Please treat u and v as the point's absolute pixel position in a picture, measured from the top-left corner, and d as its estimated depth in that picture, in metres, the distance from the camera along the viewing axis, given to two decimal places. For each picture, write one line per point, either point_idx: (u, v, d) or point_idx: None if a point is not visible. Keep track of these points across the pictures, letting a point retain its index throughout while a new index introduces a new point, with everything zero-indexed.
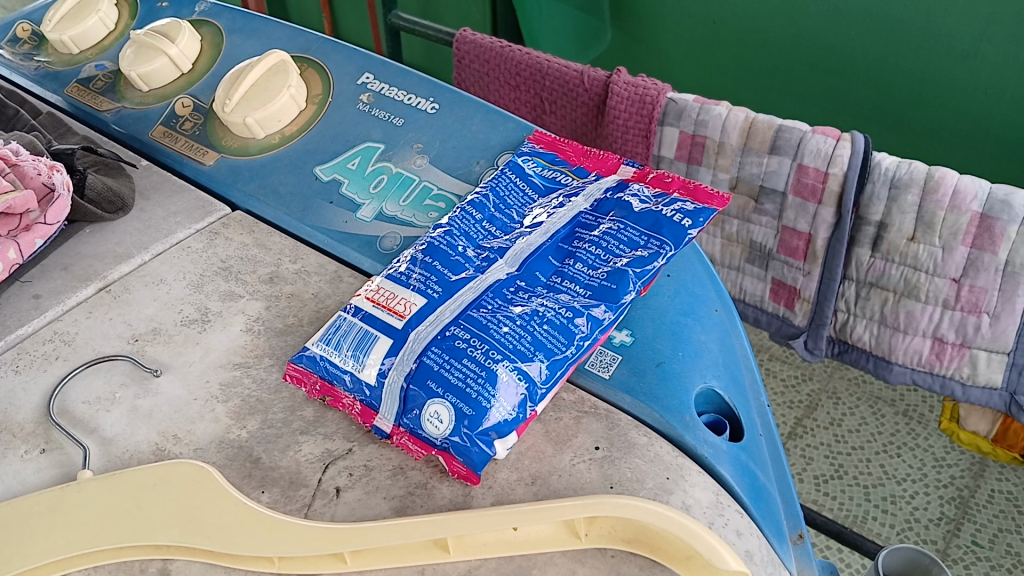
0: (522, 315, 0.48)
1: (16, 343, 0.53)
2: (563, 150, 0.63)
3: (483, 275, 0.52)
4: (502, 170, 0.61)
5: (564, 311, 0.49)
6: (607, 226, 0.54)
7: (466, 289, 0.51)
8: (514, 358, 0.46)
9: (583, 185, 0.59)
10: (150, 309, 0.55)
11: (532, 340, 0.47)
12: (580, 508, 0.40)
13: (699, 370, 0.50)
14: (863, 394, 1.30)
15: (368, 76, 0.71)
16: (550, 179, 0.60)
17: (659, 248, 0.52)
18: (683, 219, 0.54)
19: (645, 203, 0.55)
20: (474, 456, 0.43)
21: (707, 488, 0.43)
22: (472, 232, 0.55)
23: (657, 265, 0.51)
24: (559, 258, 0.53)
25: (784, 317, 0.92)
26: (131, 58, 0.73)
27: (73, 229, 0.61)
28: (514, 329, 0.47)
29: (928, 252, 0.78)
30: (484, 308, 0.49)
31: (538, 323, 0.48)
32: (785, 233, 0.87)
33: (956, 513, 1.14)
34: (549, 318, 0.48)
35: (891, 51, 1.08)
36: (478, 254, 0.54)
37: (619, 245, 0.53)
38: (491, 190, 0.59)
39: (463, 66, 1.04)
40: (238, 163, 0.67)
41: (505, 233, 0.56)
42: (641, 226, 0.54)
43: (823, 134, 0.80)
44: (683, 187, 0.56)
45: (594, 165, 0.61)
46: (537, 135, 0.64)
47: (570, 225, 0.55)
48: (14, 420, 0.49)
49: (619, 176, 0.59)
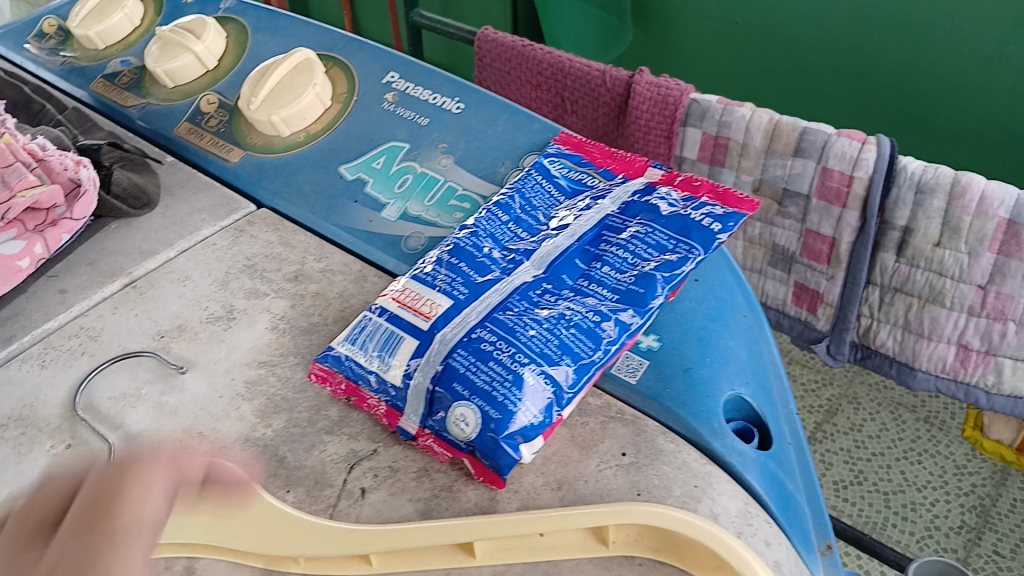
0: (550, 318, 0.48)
1: (42, 337, 0.54)
2: (589, 151, 0.62)
3: (510, 276, 0.52)
4: (529, 170, 0.60)
5: (590, 314, 0.48)
6: (635, 229, 0.54)
7: (493, 290, 0.50)
8: (540, 360, 0.45)
9: (610, 186, 0.58)
10: (176, 305, 0.55)
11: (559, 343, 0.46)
12: (609, 516, 0.40)
13: (728, 376, 0.49)
14: (883, 399, 1.29)
15: (393, 75, 0.70)
16: (577, 180, 0.60)
17: (688, 253, 0.51)
18: (712, 223, 0.53)
19: (674, 207, 0.55)
20: (501, 460, 0.42)
21: (736, 496, 0.43)
22: (498, 233, 0.55)
23: (686, 270, 0.51)
24: (585, 261, 0.53)
25: (806, 320, 0.91)
26: (157, 54, 0.73)
27: (100, 224, 0.61)
28: (540, 332, 0.47)
29: (953, 257, 0.77)
30: (511, 310, 0.48)
31: (567, 325, 0.47)
32: (809, 237, 0.86)
33: (977, 522, 1.12)
34: (577, 321, 0.48)
35: (915, 53, 1.07)
36: (504, 256, 0.53)
37: (646, 249, 0.52)
38: (518, 191, 0.58)
39: (485, 65, 1.04)
40: (264, 161, 0.67)
41: (531, 235, 0.55)
42: (669, 229, 0.53)
43: (848, 136, 0.79)
44: (712, 191, 0.56)
45: (621, 167, 0.60)
46: (563, 136, 0.63)
47: (596, 228, 0.55)
48: (40, 415, 0.49)
49: (646, 178, 0.59)
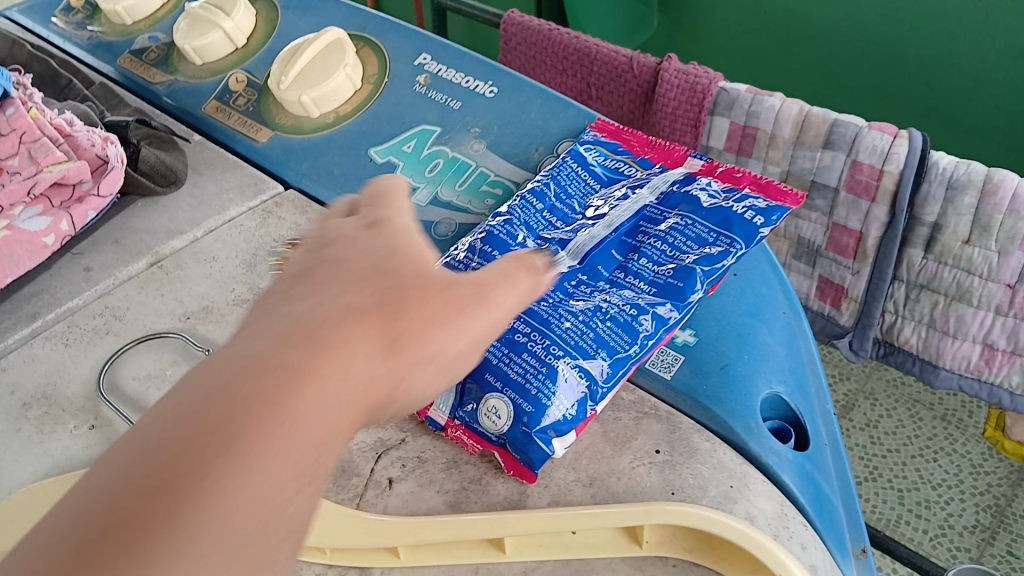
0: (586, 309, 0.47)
1: (66, 316, 0.53)
2: (627, 139, 0.61)
3: (545, 266, 0.51)
4: (564, 157, 0.59)
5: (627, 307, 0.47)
6: (673, 221, 0.52)
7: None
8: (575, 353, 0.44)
9: (648, 176, 0.57)
10: (202, 287, 0.54)
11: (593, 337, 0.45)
12: (643, 515, 0.39)
13: (765, 375, 0.48)
14: (901, 396, 1.28)
15: (425, 57, 0.69)
16: (613, 169, 0.58)
17: (730, 246, 0.50)
18: (755, 217, 0.52)
19: (715, 199, 0.53)
20: (533, 454, 0.41)
21: (771, 498, 0.42)
22: (533, 221, 0.54)
23: (727, 263, 0.49)
24: (622, 252, 0.52)
25: (829, 315, 0.90)
26: (186, 31, 0.72)
27: (125, 202, 0.61)
28: (576, 324, 0.46)
29: (982, 256, 0.76)
30: (545, 301, 0.47)
31: (602, 318, 0.46)
32: (835, 231, 0.85)
33: (992, 522, 1.11)
34: (614, 314, 0.47)
35: (946, 47, 1.05)
36: (538, 245, 0.52)
37: (686, 242, 0.51)
38: (553, 177, 0.57)
39: (511, 48, 1.03)
40: (292, 142, 0.66)
41: (566, 224, 0.54)
42: (710, 222, 0.52)
43: (879, 129, 0.77)
44: (754, 183, 0.55)
45: (659, 156, 0.59)
46: (598, 123, 0.62)
47: (633, 218, 0.53)
48: (64, 395, 0.48)
49: (686, 169, 0.57)
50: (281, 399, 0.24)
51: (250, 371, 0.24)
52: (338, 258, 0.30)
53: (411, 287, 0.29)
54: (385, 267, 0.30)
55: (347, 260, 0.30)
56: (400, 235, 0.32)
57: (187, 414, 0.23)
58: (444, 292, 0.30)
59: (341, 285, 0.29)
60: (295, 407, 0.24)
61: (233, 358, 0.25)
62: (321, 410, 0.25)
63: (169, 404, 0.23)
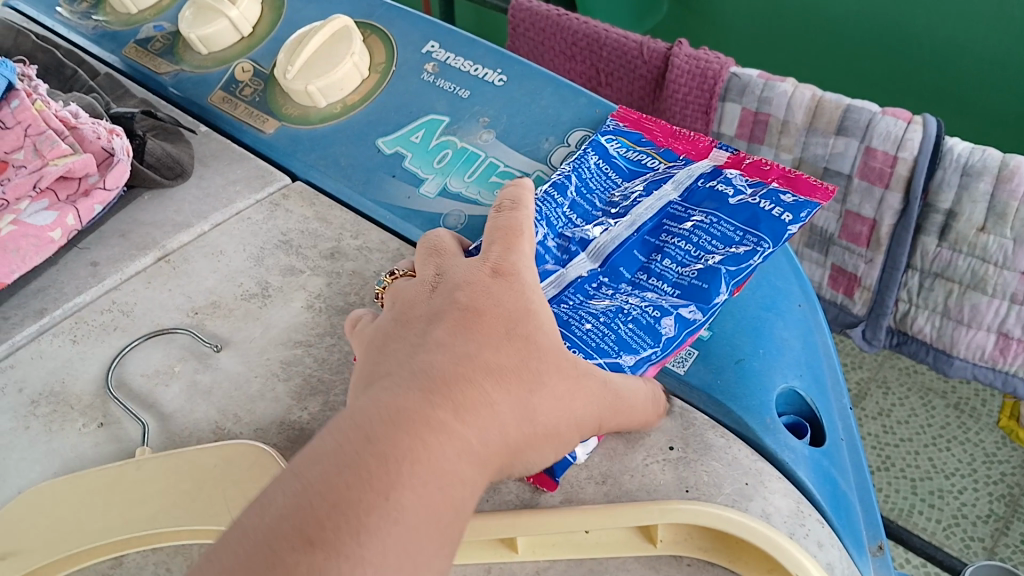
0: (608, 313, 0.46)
1: (74, 312, 0.53)
2: (649, 130, 0.59)
3: (566, 267, 0.50)
4: (583, 149, 0.58)
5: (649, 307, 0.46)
6: (698, 218, 0.51)
7: (547, 282, 0.49)
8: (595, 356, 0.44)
9: (672, 170, 0.55)
10: (209, 281, 0.54)
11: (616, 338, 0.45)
12: (658, 514, 0.39)
13: (782, 370, 0.47)
14: (913, 384, 1.26)
15: (433, 45, 0.68)
16: (635, 162, 0.57)
17: (757, 245, 0.48)
18: (783, 213, 0.49)
19: (742, 193, 0.51)
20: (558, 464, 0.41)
21: (788, 495, 0.41)
22: (553, 217, 0.52)
23: (754, 263, 0.47)
24: (645, 252, 0.50)
25: (842, 304, 0.89)
26: (191, 19, 0.71)
27: (132, 195, 0.60)
28: (596, 326, 0.46)
29: (998, 244, 0.75)
30: (567, 304, 0.47)
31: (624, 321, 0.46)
32: (848, 219, 0.84)
33: (1006, 511, 1.10)
34: (636, 318, 0.46)
35: (960, 31, 1.03)
36: (560, 244, 0.51)
37: (711, 241, 0.49)
38: (574, 171, 0.56)
39: (519, 34, 1.01)
40: (299, 133, 0.65)
41: (586, 221, 0.52)
42: (736, 219, 0.50)
43: (894, 115, 0.76)
44: (782, 177, 0.52)
45: (683, 150, 0.57)
46: (620, 113, 0.60)
47: (657, 216, 0.52)
48: (71, 392, 0.48)
49: (712, 162, 0.55)
50: (420, 464, 0.29)
51: (403, 433, 0.30)
52: (475, 310, 0.36)
53: (534, 354, 0.36)
54: (512, 326, 0.36)
55: (482, 313, 0.36)
56: (525, 289, 0.38)
57: (343, 466, 0.29)
58: (562, 363, 0.37)
59: (474, 343, 0.35)
60: (432, 465, 0.30)
61: (384, 418, 0.30)
62: (457, 465, 0.30)
63: (325, 452, 0.29)
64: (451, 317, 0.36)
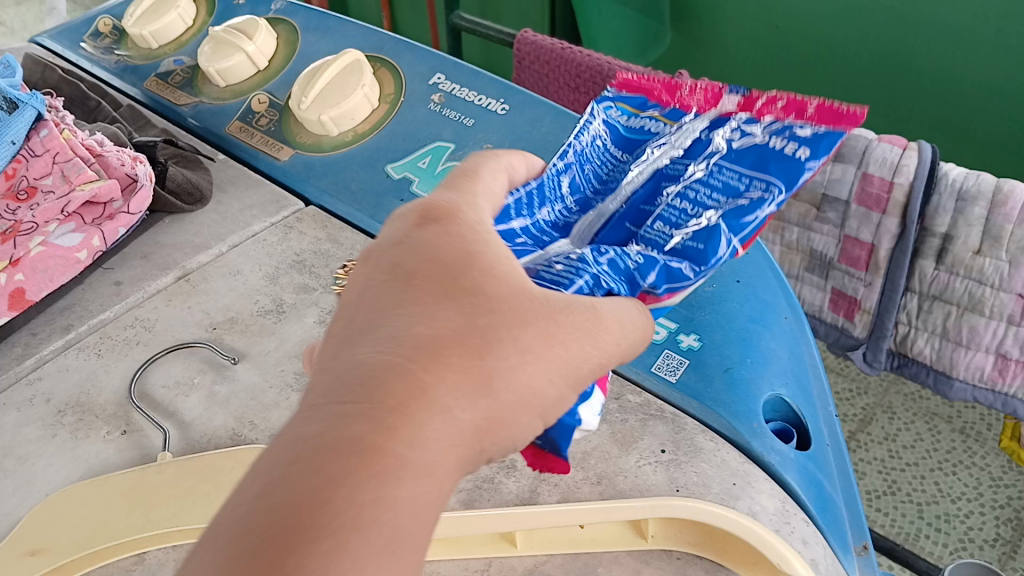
0: (580, 259, 0.39)
1: (98, 327, 0.56)
2: (652, 88, 0.50)
3: (544, 249, 0.42)
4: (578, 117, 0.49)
5: (630, 255, 0.40)
6: (698, 172, 0.44)
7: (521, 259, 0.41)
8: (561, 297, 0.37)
9: (673, 129, 0.47)
10: (226, 298, 0.57)
11: (587, 284, 0.38)
12: (648, 510, 0.41)
13: (768, 378, 0.50)
14: (919, 409, 1.21)
15: (439, 76, 0.72)
16: (638, 131, 0.49)
17: (766, 190, 0.41)
18: (798, 149, 0.42)
19: (749, 135, 0.45)
20: (556, 431, 0.35)
21: (774, 495, 0.43)
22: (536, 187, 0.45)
23: (764, 210, 0.40)
24: (637, 222, 0.44)
25: (843, 327, 0.91)
26: (209, 54, 0.75)
27: (153, 219, 0.63)
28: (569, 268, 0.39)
29: (993, 266, 0.76)
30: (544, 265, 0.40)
31: (599, 269, 0.39)
32: (847, 243, 0.86)
33: (1013, 535, 1.04)
34: (617, 276, 0.39)
35: (959, 58, 1.05)
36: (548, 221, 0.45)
37: (711, 194, 0.42)
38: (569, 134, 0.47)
39: (524, 68, 1.06)
40: (313, 160, 0.68)
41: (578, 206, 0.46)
42: (740, 167, 0.43)
43: (890, 142, 0.79)
44: (799, 110, 0.44)
45: (693, 102, 0.48)
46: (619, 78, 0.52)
47: (654, 179, 0.45)
48: (96, 402, 0.51)
49: (718, 112, 0.47)
50: (344, 494, 0.26)
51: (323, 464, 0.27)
52: (410, 275, 0.34)
53: (482, 311, 0.33)
54: (453, 284, 0.33)
55: (418, 275, 0.34)
56: (463, 235, 0.36)
57: (243, 537, 0.25)
58: (526, 308, 0.33)
59: (409, 316, 0.32)
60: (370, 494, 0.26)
61: (305, 443, 0.27)
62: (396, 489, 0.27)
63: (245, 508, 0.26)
64: (387, 290, 0.34)
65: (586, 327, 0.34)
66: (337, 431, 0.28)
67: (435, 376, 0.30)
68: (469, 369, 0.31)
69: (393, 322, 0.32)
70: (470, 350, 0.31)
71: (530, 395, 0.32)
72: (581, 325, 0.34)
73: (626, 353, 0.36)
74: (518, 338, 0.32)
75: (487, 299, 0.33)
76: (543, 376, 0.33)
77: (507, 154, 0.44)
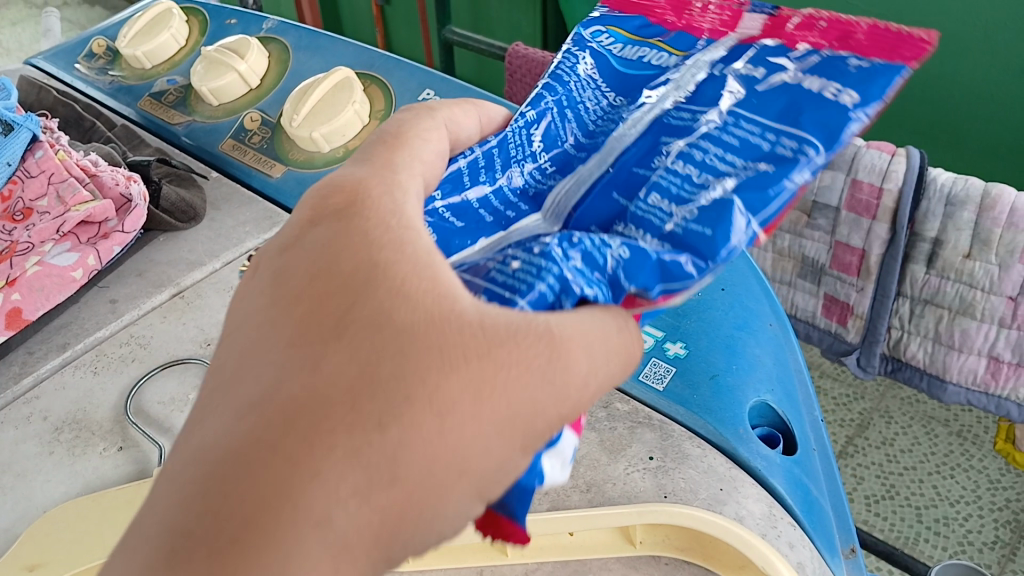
0: (545, 256, 0.33)
1: (94, 345, 0.56)
2: (654, 8, 0.47)
3: (507, 230, 0.39)
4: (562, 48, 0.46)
5: (612, 246, 0.34)
6: (711, 125, 0.39)
7: (477, 246, 0.38)
8: (519, 304, 0.33)
9: (681, 64, 0.43)
10: (220, 315, 0.58)
11: (551, 289, 0.33)
12: (635, 516, 0.42)
13: (754, 385, 0.50)
14: (916, 413, 1.22)
15: (429, 92, 0.73)
16: (633, 61, 0.45)
17: (798, 149, 0.35)
18: (844, 95, 0.36)
19: (779, 72, 0.40)
20: (512, 496, 0.33)
21: (761, 500, 0.44)
22: (515, 147, 0.43)
23: (794, 178, 0.34)
24: (627, 192, 0.38)
25: (837, 333, 0.92)
26: (202, 73, 0.76)
27: (148, 237, 0.64)
28: (527, 263, 0.34)
29: (984, 269, 0.77)
30: (503, 256, 0.35)
31: (568, 268, 0.33)
32: (838, 249, 0.86)
33: (1012, 537, 1.04)
34: (595, 275, 0.33)
35: None
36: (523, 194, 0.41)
37: (723, 155, 0.37)
38: (547, 83, 0.44)
39: (515, 80, 1.06)
40: (305, 176, 0.69)
41: (557, 168, 0.42)
42: (764, 119, 0.38)
43: (878, 148, 0.79)
44: (846, 36, 0.40)
45: (703, 27, 0.46)
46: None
47: (651, 134, 0.40)
48: (93, 418, 0.51)
49: (736, 37, 0.44)
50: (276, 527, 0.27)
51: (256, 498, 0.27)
52: (315, 292, 0.32)
53: (400, 336, 0.30)
54: (354, 299, 0.31)
55: (323, 289, 0.32)
56: (371, 240, 0.33)
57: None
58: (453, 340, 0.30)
59: (305, 346, 0.30)
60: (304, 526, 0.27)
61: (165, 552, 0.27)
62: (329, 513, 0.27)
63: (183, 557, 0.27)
64: (274, 333, 0.31)
65: (545, 365, 0.31)
66: (174, 562, 0.27)
67: (309, 464, 0.27)
68: (355, 450, 0.28)
69: (264, 380, 0.30)
70: (364, 422, 0.28)
71: (456, 468, 0.29)
72: (541, 364, 0.31)
73: (603, 386, 0.33)
74: (434, 393, 0.29)
75: (396, 332, 0.30)
76: (479, 443, 0.29)
77: (448, 107, 0.45)
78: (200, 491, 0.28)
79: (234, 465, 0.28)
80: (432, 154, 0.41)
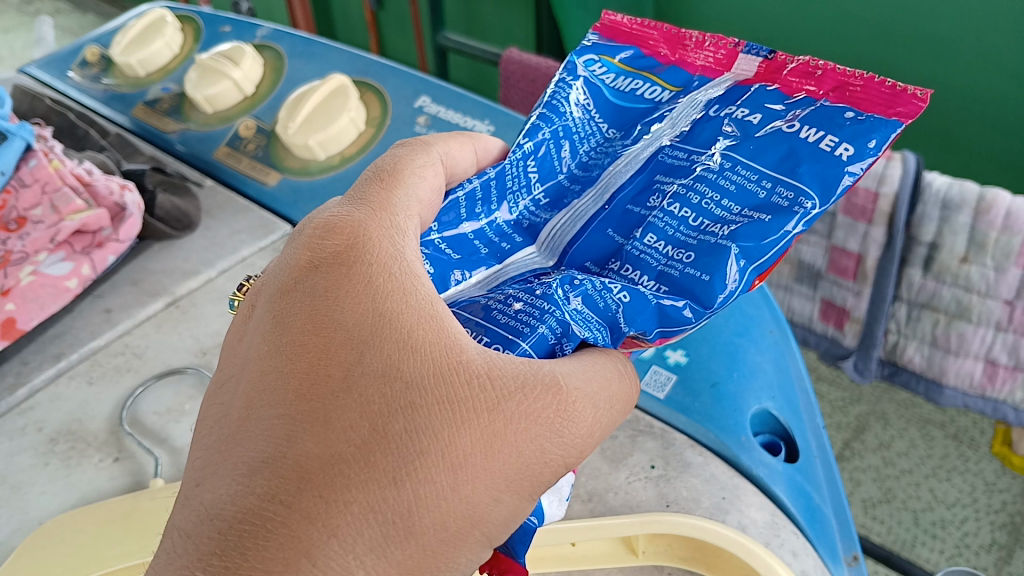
0: (547, 299, 0.35)
1: (89, 355, 0.56)
2: (646, 38, 0.46)
3: (503, 262, 0.40)
4: (554, 76, 0.45)
5: (612, 290, 0.35)
6: (712, 162, 0.39)
7: (472, 280, 0.39)
8: (522, 346, 0.35)
9: (675, 99, 0.43)
10: (216, 324, 0.57)
11: (551, 331, 0.35)
12: (637, 526, 0.42)
13: (755, 392, 0.50)
14: (912, 417, 1.21)
15: (424, 99, 0.72)
16: (627, 94, 0.45)
17: (794, 201, 0.36)
18: (841, 148, 0.36)
19: (775, 119, 0.39)
20: (515, 534, 0.34)
21: (763, 508, 0.44)
22: (512, 181, 0.42)
23: (789, 230, 0.35)
24: (623, 230, 0.39)
25: (834, 337, 0.92)
26: (196, 81, 0.76)
27: (143, 246, 0.64)
28: (529, 304, 0.35)
29: (980, 273, 0.76)
30: (505, 293, 0.37)
31: (568, 313, 0.35)
32: (835, 253, 0.86)
33: (1008, 540, 1.04)
34: (594, 318, 0.35)
35: None
36: (519, 225, 0.41)
37: (723, 201, 0.38)
38: (543, 113, 0.43)
39: (510, 85, 1.06)
40: (300, 184, 0.69)
41: (551, 199, 0.42)
42: (762, 163, 0.38)
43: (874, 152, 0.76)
44: (842, 87, 0.39)
45: (696, 64, 0.44)
46: (609, 25, 0.48)
47: (646, 172, 0.41)
48: (88, 430, 0.51)
49: (733, 78, 0.43)
50: None
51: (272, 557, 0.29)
52: (324, 347, 0.34)
53: (410, 390, 0.33)
54: (362, 357, 0.34)
55: (329, 345, 0.34)
56: (377, 294, 0.35)
57: None
58: (461, 394, 0.32)
59: (321, 402, 0.32)
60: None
61: None
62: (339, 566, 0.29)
63: None
64: (278, 387, 0.33)
65: (550, 417, 0.33)
66: None
67: (326, 523, 0.30)
68: (373, 507, 0.30)
69: (273, 439, 0.32)
70: (380, 477, 0.31)
71: (467, 519, 0.31)
72: (543, 417, 0.33)
73: (608, 431, 0.36)
74: (446, 449, 0.31)
75: (405, 385, 0.33)
76: (486, 494, 0.32)
77: (444, 141, 0.45)
78: (217, 548, 0.30)
79: (253, 520, 0.30)
80: (428, 190, 0.42)
